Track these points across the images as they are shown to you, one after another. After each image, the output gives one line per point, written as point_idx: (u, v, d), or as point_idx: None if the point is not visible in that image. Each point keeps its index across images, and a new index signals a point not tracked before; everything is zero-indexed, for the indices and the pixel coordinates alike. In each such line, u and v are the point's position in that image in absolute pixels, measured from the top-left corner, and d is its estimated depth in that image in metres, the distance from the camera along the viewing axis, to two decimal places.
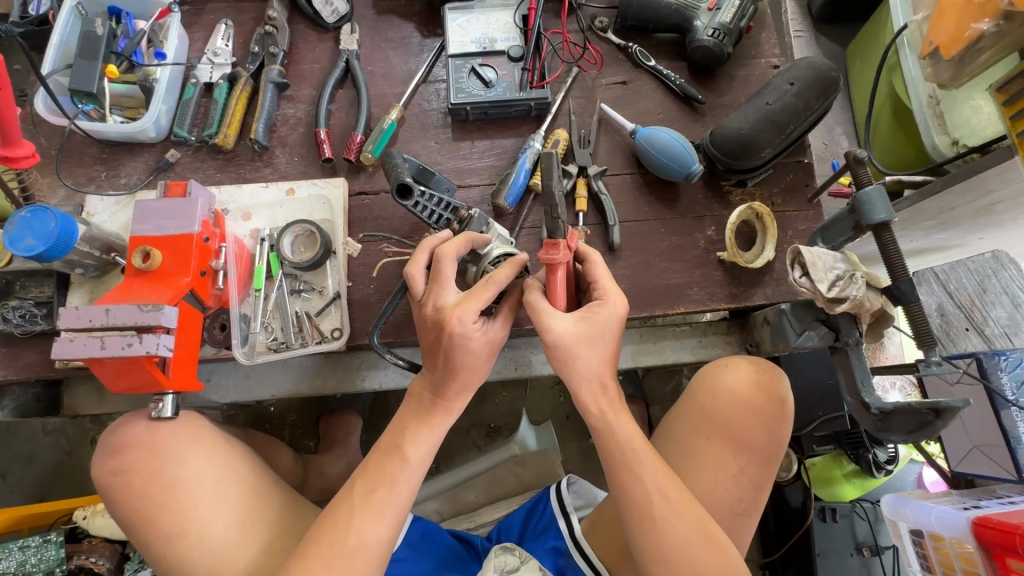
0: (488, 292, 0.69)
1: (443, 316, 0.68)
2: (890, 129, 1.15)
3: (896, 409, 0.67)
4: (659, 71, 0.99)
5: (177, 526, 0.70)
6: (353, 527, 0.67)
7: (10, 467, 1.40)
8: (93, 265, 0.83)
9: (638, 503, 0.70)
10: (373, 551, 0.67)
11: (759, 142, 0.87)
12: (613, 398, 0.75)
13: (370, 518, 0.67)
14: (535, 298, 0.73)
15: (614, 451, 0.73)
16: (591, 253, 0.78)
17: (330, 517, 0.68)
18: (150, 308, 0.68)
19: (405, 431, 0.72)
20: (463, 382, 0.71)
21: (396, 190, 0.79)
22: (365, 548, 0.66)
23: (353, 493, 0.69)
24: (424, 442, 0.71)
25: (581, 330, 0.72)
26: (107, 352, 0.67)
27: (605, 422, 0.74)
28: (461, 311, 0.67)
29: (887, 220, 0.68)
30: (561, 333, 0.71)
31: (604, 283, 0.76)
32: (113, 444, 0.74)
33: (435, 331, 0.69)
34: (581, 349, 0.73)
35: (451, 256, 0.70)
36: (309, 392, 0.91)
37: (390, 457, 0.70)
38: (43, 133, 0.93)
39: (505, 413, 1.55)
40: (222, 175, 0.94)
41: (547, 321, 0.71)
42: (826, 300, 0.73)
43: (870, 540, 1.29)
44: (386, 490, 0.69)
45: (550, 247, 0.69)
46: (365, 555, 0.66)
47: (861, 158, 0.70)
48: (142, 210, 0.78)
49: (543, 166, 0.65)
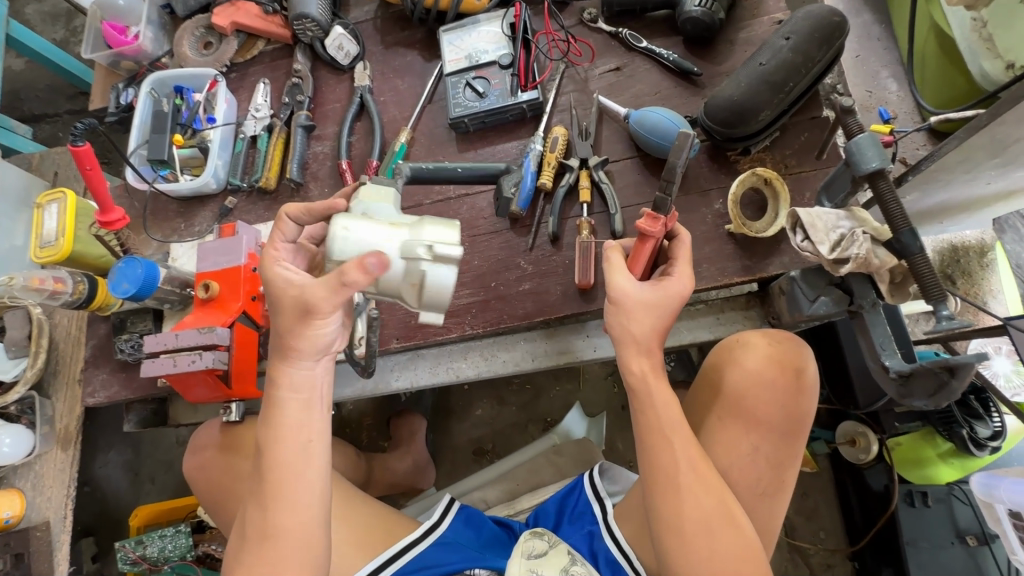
0: (285, 231, 0.75)
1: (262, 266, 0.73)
2: (937, 61, 1.02)
3: (914, 370, 0.62)
4: (652, 51, 0.99)
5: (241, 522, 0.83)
6: (278, 506, 0.67)
7: (156, 473, 1.71)
8: (177, 300, 1.02)
9: (653, 472, 0.70)
10: (301, 522, 0.67)
11: (755, 105, 0.83)
12: (655, 367, 0.73)
13: (281, 507, 0.67)
14: (612, 254, 0.75)
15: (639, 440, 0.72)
16: (682, 233, 0.77)
17: (259, 516, 0.68)
18: (206, 331, 0.83)
19: (274, 420, 0.69)
20: (287, 348, 0.69)
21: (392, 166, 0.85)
22: (298, 525, 0.67)
23: (264, 486, 0.68)
24: (305, 426, 0.69)
25: (647, 292, 0.72)
26: (179, 368, 0.82)
27: (644, 385, 0.72)
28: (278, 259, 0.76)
29: (882, 167, 0.63)
30: (621, 289, 0.72)
31: (683, 262, 0.76)
32: (196, 442, 0.92)
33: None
34: (640, 314, 0.72)
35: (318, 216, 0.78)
36: (354, 394, 1.02)
37: (294, 430, 0.68)
38: (137, 198, 1.14)
39: (560, 406, 1.59)
40: (270, 213, 1.09)
41: (613, 275, 0.73)
42: (830, 262, 0.69)
43: (976, 527, 1.15)
44: (301, 463, 0.68)
45: (651, 217, 0.71)
46: (287, 538, 0.67)
47: (849, 107, 0.66)
48: (203, 251, 0.94)
49: (676, 144, 0.62)
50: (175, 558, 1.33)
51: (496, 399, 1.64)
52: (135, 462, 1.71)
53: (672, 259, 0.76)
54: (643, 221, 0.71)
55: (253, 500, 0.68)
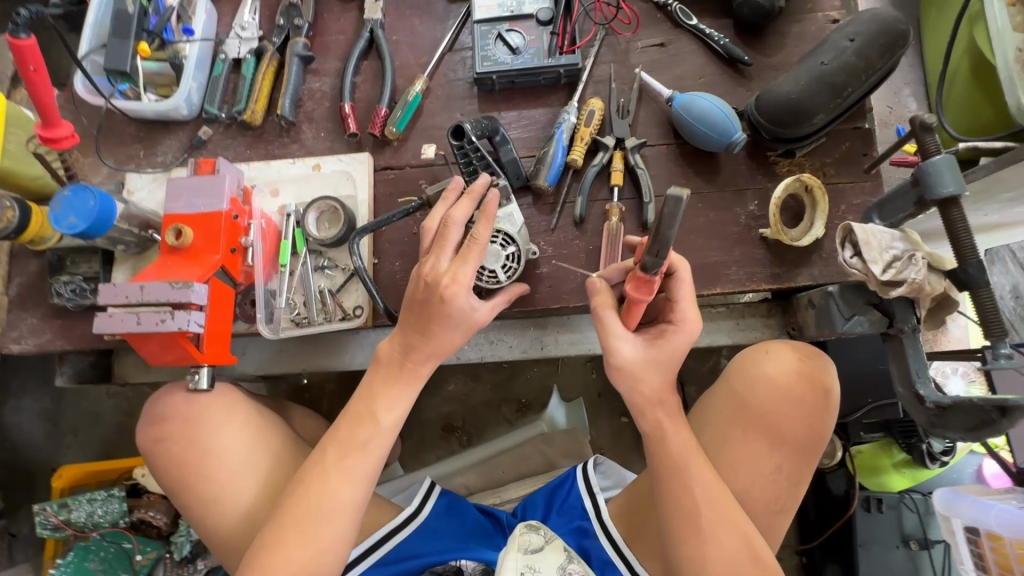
0: (475, 252, 0.71)
1: (437, 281, 0.71)
2: (967, 88, 1.02)
3: (954, 404, 0.61)
4: (701, 31, 0.91)
5: (215, 511, 0.75)
6: (326, 492, 0.72)
7: (80, 426, 1.52)
8: (134, 242, 0.86)
9: (668, 492, 0.69)
10: (343, 510, 0.72)
11: (811, 107, 0.79)
12: (673, 412, 0.72)
13: (343, 480, 0.73)
14: (604, 311, 0.71)
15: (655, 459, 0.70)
16: (680, 267, 0.71)
17: (297, 500, 0.72)
18: (180, 286, 0.69)
19: (374, 398, 0.76)
20: (432, 350, 0.75)
21: (450, 129, 0.80)
22: (341, 512, 0.72)
23: (330, 458, 0.74)
24: (394, 408, 0.76)
25: (649, 353, 0.71)
26: (143, 327, 0.68)
27: (660, 432, 0.71)
28: (455, 273, 0.71)
29: (957, 193, 0.60)
30: (625, 355, 0.71)
31: (687, 302, 0.72)
32: (155, 413, 0.78)
33: (420, 293, 0.72)
34: (646, 373, 0.71)
35: (460, 222, 0.73)
36: (339, 367, 0.92)
37: (363, 423, 0.75)
38: (85, 113, 0.96)
39: (536, 389, 1.55)
40: (252, 152, 0.94)
41: (613, 342, 0.70)
42: (880, 283, 0.67)
43: (919, 532, 1.23)
44: (357, 455, 0.74)
45: (639, 283, 0.63)
46: (341, 513, 0.72)
47: (929, 124, 0.62)
48: (175, 187, 0.80)
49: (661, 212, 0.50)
50: (106, 524, 1.21)
51: (470, 376, 1.57)
52: (54, 413, 1.52)
53: (673, 300, 0.72)
54: (631, 285, 0.63)
55: (317, 465, 0.73)
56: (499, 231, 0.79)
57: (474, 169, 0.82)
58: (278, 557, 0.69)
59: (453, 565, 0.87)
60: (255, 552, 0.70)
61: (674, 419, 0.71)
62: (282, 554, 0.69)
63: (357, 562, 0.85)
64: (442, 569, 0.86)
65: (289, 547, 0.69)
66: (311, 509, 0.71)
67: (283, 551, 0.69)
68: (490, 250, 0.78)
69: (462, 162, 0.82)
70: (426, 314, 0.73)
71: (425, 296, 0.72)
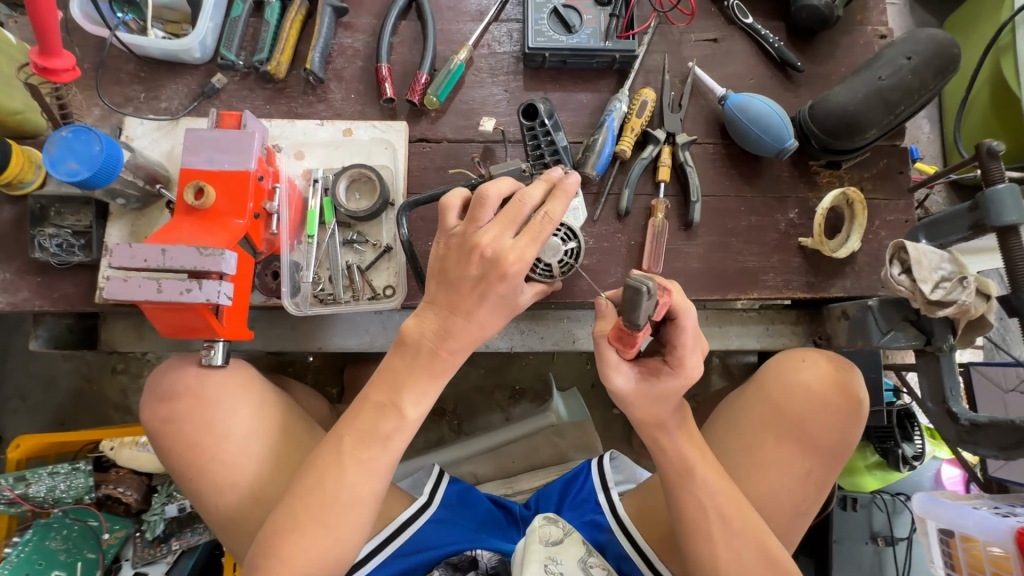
0: (546, 233, 0.64)
1: (499, 258, 0.64)
2: (984, 117, 1.06)
3: (990, 423, 0.65)
4: (756, 30, 0.90)
5: (223, 496, 0.69)
6: (344, 482, 0.66)
7: (30, 390, 1.34)
8: (136, 196, 0.77)
9: (682, 499, 0.67)
10: (360, 506, 0.66)
11: (866, 120, 0.79)
12: (673, 434, 0.68)
13: (361, 473, 0.66)
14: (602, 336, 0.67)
15: (671, 467, 0.68)
16: (685, 313, 0.62)
17: (310, 491, 0.65)
18: (210, 253, 0.63)
19: (400, 387, 0.68)
20: (465, 338, 0.67)
21: (522, 107, 0.79)
22: (357, 504, 0.66)
23: (346, 450, 0.67)
24: (421, 400, 0.69)
25: (642, 392, 0.66)
26: (165, 297, 0.61)
27: (659, 448, 0.69)
28: (521, 251, 0.64)
29: (1017, 223, 0.63)
30: (618, 387, 0.67)
31: (688, 349, 0.65)
32: (162, 390, 0.71)
33: (472, 266, 0.65)
34: (640, 404, 0.67)
35: (536, 203, 0.65)
36: (357, 349, 0.86)
37: (387, 412, 0.68)
38: (77, 43, 0.84)
39: (531, 376, 1.53)
40: (271, 107, 0.85)
41: (607, 374, 0.66)
42: (926, 301, 0.69)
43: (886, 530, 1.31)
44: (377, 448, 0.67)
45: (622, 334, 0.62)
46: (356, 508, 0.66)
47: (995, 152, 0.64)
48: (193, 139, 0.72)
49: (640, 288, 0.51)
50: (69, 500, 1.10)
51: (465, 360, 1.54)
52: None
53: (673, 345, 0.65)
54: (614, 337, 0.63)
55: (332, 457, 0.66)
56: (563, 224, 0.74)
57: (540, 151, 0.79)
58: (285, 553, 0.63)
59: (469, 556, 0.84)
60: (263, 545, 0.64)
61: (682, 436, 0.69)
62: (290, 549, 0.63)
63: (372, 555, 0.81)
64: (457, 560, 0.83)
65: (297, 542, 0.63)
66: (326, 503, 0.65)
67: (291, 546, 0.63)
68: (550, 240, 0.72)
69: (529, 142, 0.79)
70: (477, 292, 0.66)
71: (479, 272, 0.65)
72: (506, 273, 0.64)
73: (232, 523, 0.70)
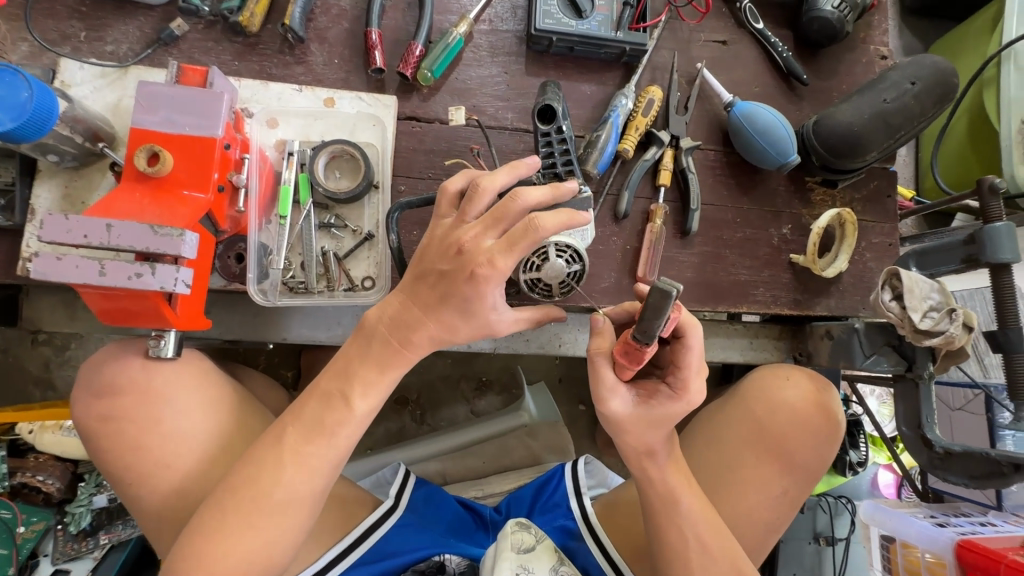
0: (527, 245, 0.50)
1: (470, 258, 0.52)
2: (961, 147, 1.10)
3: (964, 451, 0.67)
4: (766, 37, 0.87)
5: (161, 502, 0.60)
6: (280, 480, 0.53)
7: None
8: (72, 153, 0.66)
9: (673, 514, 0.66)
10: (295, 509, 0.54)
11: (868, 142, 0.78)
12: (662, 462, 0.66)
13: (301, 469, 0.54)
14: (598, 358, 0.61)
15: (656, 495, 0.66)
16: (691, 331, 0.58)
17: (235, 489, 0.53)
18: (167, 232, 0.53)
19: (352, 372, 0.56)
20: None
21: (536, 107, 0.70)
22: (294, 504, 0.53)
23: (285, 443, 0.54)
24: (375, 391, 0.56)
25: (639, 417, 0.63)
26: (109, 281, 0.52)
27: (647, 478, 0.66)
28: (494, 256, 0.51)
29: (1012, 261, 0.64)
30: (613, 411, 0.63)
31: (692, 371, 0.60)
32: (100, 383, 0.62)
33: (444, 261, 0.53)
34: (638, 429, 0.63)
35: (533, 205, 0.52)
36: (326, 342, 0.79)
37: (334, 403, 0.55)
38: None
39: (499, 368, 1.47)
40: (240, 64, 0.75)
41: (604, 396, 0.62)
42: (915, 330, 0.70)
43: (827, 531, 1.37)
44: (322, 443, 0.55)
45: (629, 349, 0.57)
46: (294, 511, 0.53)
47: (997, 190, 0.66)
48: (149, 95, 0.61)
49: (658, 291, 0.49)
50: None
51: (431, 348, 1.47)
52: None
53: (677, 366, 0.61)
54: (620, 351, 0.58)
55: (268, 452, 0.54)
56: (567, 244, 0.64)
57: (552, 156, 0.69)
58: (196, 560, 0.50)
59: (436, 561, 0.80)
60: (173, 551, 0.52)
61: (670, 465, 0.66)
62: (203, 556, 0.51)
63: (334, 563, 0.75)
64: (424, 566, 0.79)
65: (213, 548, 0.51)
66: (252, 503, 0.52)
67: (203, 551, 0.51)
68: (551, 263, 0.62)
69: (541, 146, 0.70)
70: (444, 289, 0.54)
71: (451, 267, 0.53)
72: (475, 275, 0.51)
73: (169, 531, 0.60)
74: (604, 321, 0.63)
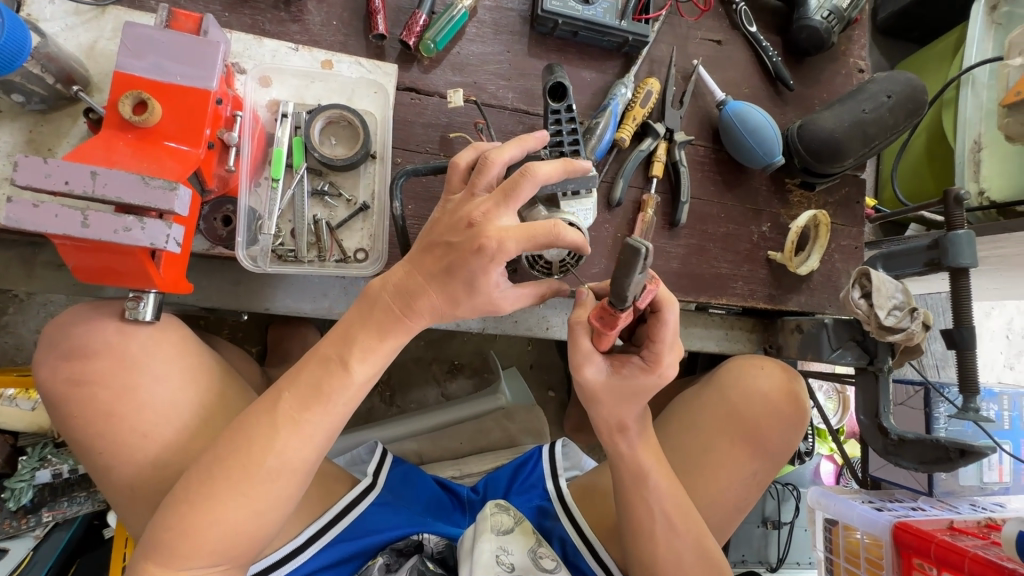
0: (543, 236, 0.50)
1: (476, 222, 0.51)
2: (919, 162, 1.18)
3: (916, 439, 0.73)
4: (758, 41, 0.90)
5: (138, 474, 0.56)
6: (271, 447, 0.51)
7: None
8: (41, 94, 0.60)
9: (657, 495, 0.67)
10: (288, 478, 0.52)
11: (847, 148, 0.83)
12: (633, 439, 0.66)
13: (295, 436, 0.52)
14: (578, 329, 0.61)
15: (629, 475, 0.67)
16: (668, 305, 0.59)
17: (226, 457, 0.50)
18: (159, 185, 0.50)
19: (353, 342, 0.54)
20: None
21: (548, 85, 0.70)
22: (286, 470, 0.51)
23: (279, 409, 0.52)
24: (378, 357, 0.54)
25: (613, 387, 0.63)
26: (92, 234, 0.48)
27: (621, 460, 0.67)
28: (503, 227, 0.50)
29: (969, 266, 0.70)
30: (587, 379, 0.63)
31: (666, 345, 0.61)
32: (70, 345, 0.57)
33: (455, 233, 0.52)
34: (613, 403, 0.64)
35: (542, 181, 0.52)
36: (310, 314, 0.76)
37: (331, 369, 0.53)
38: None
39: (472, 353, 1.47)
40: (230, 16, 0.71)
41: (581, 363, 0.62)
42: (880, 326, 0.75)
43: (774, 515, 1.46)
44: (320, 411, 0.52)
45: (605, 315, 0.57)
46: (284, 480, 0.51)
47: (961, 201, 0.72)
48: (136, 38, 0.57)
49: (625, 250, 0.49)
50: None
51: None
52: None
53: (652, 339, 0.61)
54: (594, 316, 0.58)
55: (261, 418, 0.51)
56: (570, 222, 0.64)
57: (560, 135, 0.70)
58: (185, 528, 0.49)
59: (415, 539, 0.80)
60: (158, 519, 0.50)
61: (642, 444, 0.67)
62: (193, 525, 0.49)
63: (310, 542, 0.73)
64: (403, 545, 0.78)
65: (200, 517, 0.49)
66: (243, 471, 0.50)
67: (190, 520, 0.49)
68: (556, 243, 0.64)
69: (550, 123, 0.71)
70: (448, 257, 0.52)
71: (457, 233, 0.52)
72: (483, 245, 0.50)
73: (145, 504, 0.57)
74: (588, 295, 0.63)
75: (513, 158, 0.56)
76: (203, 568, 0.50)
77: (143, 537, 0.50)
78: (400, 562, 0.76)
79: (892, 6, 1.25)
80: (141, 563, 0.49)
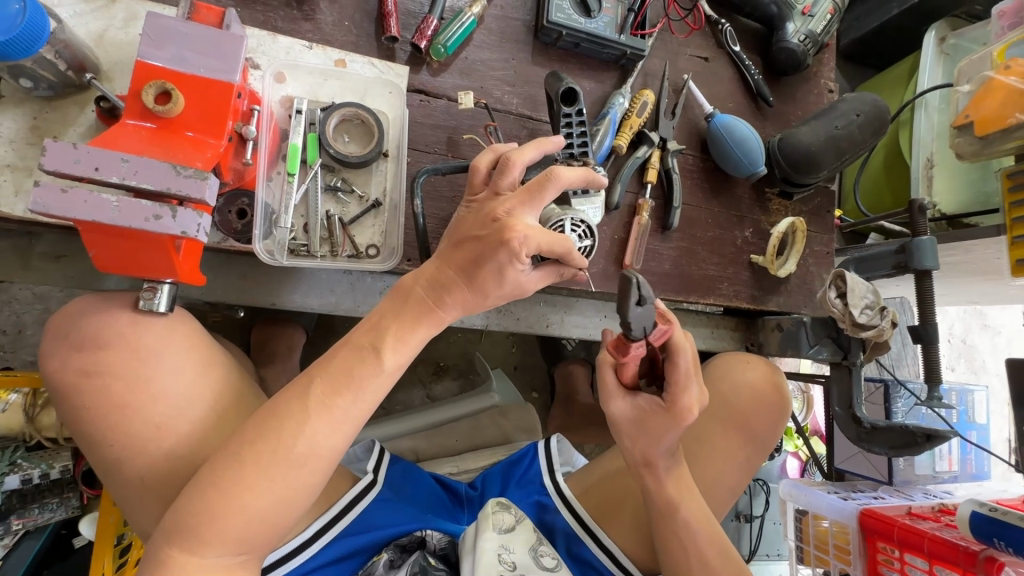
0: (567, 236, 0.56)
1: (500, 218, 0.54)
2: (877, 175, 1.29)
3: (887, 427, 0.80)
4: (742, 60, 0.97)
5: (151, 467, 0.55)
6: (303, 432, 0.52)
7: None
8: (52, 81, 0.59)
9: (664, 493, 0.69)
10: (314, 466, 0.53)
11: (822, 161, 0.90)
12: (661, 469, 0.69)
13: (326, 422, 0.53)
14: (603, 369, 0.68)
15: (650, 491, 0.69)
16: (682, 350, 0.63)
17: (255, 442, 0.52)
18: (190, 173, 0.50)
19: (386, 326, 0.56)
20: None
21: (559, 90, 0.76)
22: (312, 457, 0.53)
23: (312, 394, 0.53)
24: (409, 346, 0.57)
25: (634, 420, 0.67)
26: (123, 220, 0.48)
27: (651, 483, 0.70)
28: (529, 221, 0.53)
29: (931, 268, 0.78)
30: (614, 413, 0.68)
31: (681, 388, 0.64)
32: (81, 337, 0.56)
33: (479, 220, 0.56)
34: (635, 437, 0.68)
35: (565, 185, 0.56)
36: (317, 310, 0.77)
37: (363, 354, 0.55)
38: None
39: (458, 354, 1.48)
40: (242, 11, 0.71)
41: (607, 398, 0.68)
42: (854, 324, 0.81)
43: (746, 509, 1.53)
44: (350, 396, 0.54)
45: (619, 345, 0.62)
46: (313, 465, 0.53)
47: (924, 210, 0.79)
48: (159, 28, 0.57)
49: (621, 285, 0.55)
50: None
51: None
52: None
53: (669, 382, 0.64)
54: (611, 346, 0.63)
55: (291, 406, 0.53)
56: (581, 219, 0.67)
57: (570, 137, 0.77)
58: (212, 513, 0.50)
59: (418, 536, 0.79)
60: (184, 505, 0.50)
61: (669, 473, 0.70)
62: (218, 510, 0.50)
63: (316, 537, 0.73)
64: (406, 541, 0.78)
65: (229, 502, 0.50)
66: (272, 455, 0.51)
67: (218, 505, 0.50)
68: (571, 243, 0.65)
69: (562, 126, 0.77)
70: (474, 250, 0.55)
71: (483, 226, 0.55)
72: (509, 237, 0.53)
73: (158, 498, 0.56)
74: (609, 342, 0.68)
75: (533, 159, 0.59)
76: (224, 557, 0.51)
77: (167, 524, 0.50)
78: (403, 558, 0.76)
79: (853, 33, 1.36)
80: (166, 548, 0.50)
